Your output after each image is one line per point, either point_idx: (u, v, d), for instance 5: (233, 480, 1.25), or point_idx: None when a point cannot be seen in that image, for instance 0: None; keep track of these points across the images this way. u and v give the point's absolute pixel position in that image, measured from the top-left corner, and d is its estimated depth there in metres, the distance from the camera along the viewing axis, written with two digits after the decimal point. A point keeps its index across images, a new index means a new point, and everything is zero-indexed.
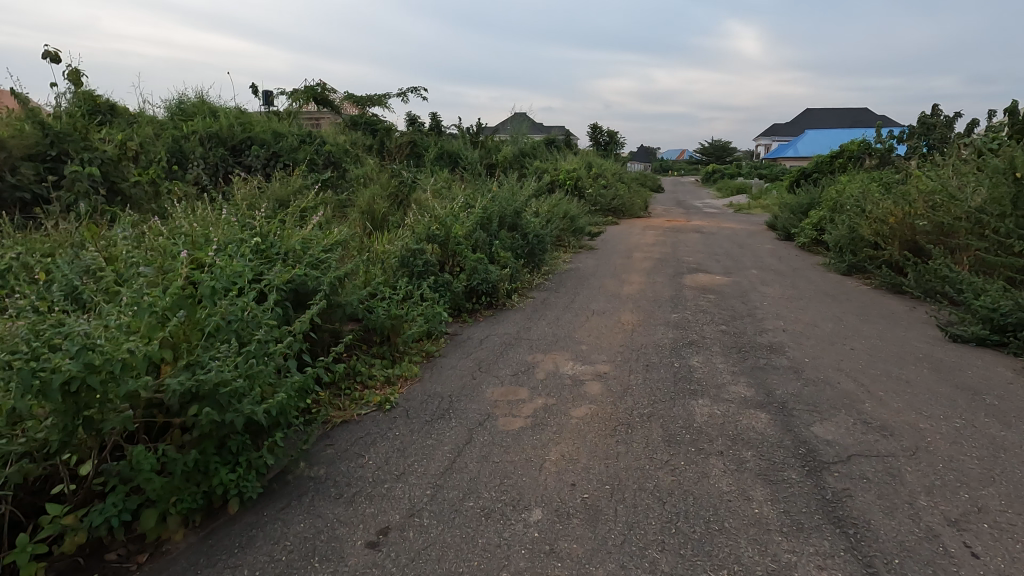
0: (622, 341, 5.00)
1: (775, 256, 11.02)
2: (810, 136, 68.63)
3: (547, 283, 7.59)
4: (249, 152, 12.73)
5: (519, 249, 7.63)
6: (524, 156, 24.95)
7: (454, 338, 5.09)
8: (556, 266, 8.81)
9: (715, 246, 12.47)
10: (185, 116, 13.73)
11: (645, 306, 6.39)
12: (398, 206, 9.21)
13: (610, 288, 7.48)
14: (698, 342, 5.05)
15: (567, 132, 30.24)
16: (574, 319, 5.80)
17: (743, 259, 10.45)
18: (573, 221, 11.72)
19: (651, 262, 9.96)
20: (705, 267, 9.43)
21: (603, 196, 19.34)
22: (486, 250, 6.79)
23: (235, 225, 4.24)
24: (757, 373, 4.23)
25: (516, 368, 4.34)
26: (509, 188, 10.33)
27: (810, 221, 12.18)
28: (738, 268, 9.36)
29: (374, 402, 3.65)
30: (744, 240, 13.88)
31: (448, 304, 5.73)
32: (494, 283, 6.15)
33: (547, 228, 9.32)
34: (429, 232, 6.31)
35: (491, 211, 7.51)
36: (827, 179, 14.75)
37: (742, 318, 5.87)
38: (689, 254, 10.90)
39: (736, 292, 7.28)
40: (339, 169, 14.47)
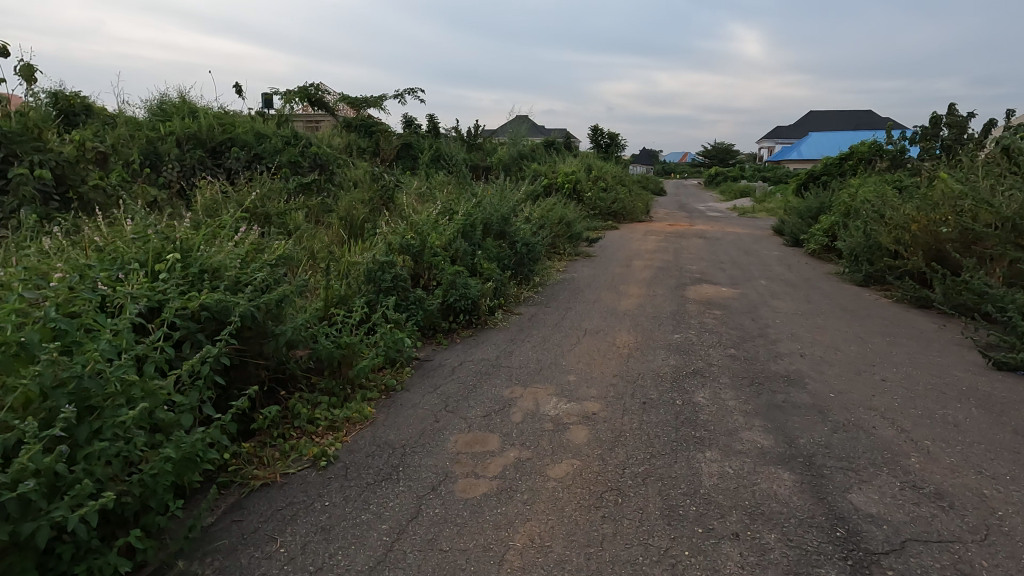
0: (615, 370, 4.33)
1: (784, 264, 10.33)
2: (813, 139, 67.89)
3: (537, 297, 6.92)
4: (228, 154, 12.09)
5: (506, 258, 6.97)
6: (522, 158, 24.32)
7: (423, 366, 4.43)
8: (548, 276, 8.14)
9: (719, 253, 11.79)
10: (164, 116, 13.09)
11: (644, 325, 5.72)
12: (379, 209, 8.55)
13: (606, 302, 6.81)
14: (704, 370, 4.38)
15: (567, 134, 29.59)
16: (563, 341, 5.13)
17: (750, 268, 9.76)
18: (569, 227, 11.07)
19: (651, 271, 9.28)
20: (710, 276, 8.75)
21: (603, 200, 18.68)
22: (468, 262, 6.13)
23: (158, 237, 3.61)
24: (775, 415, 3.56)
25: (488, 407, 3.68)
26: (500, 192, 9.66)
27: (820, 226, 11.49)
28: (745, 278, 8.68)
29: (308, 457, 3.00)
30: (750, 246, 13.19)
31: (420, 323, 5.08)
32: (473, 299, 5.51)
33: (539, 235, 8.66)
34: (403, 242, 5.67)
35: (475, 217, 6.85)
36: (837, 182, 14.06)
37: (753, 339, 5.19)
38: (692, 262, 10.22)
39: (744, 307, 6.60)
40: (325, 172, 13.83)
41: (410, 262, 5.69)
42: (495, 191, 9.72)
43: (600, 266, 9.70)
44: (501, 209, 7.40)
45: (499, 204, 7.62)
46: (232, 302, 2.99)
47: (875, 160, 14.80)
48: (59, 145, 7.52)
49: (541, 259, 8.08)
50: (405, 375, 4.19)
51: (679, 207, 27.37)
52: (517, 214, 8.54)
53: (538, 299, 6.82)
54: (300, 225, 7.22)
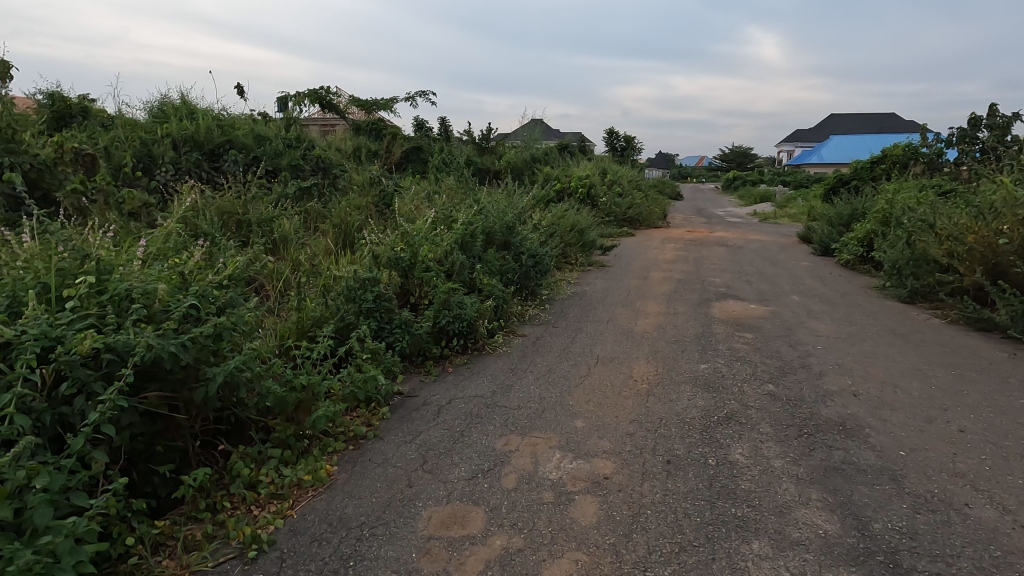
0: (632, 413, 3.62)
1: (815, 276, 9.53)
2: (835, 143, 66.35)
3: (544, 316, 6.23)
4: (226, 156, 11.59)
5: (510, 272, 6.29)
6: (534, 162, 23.67)
7: (405, 405, 3.77)
8: (557, 291, 7.44)
9: (743, 263, 10.97)
10: (163, 118, 12.68)
11: (664, 351, 5.01)
12: (375, 215, 7.92)
13: (621, 321, 6.10)
14: (740, 414, 3.65)
15: (581, 137, 28.86)
16: (571, 373, 4.42)
17: (778, 281, 8.96)
18: (582, 235, 10.36)
19: (671, 284, 8.53)
20: (735, 291, 7.98)
21: (617, 205, 17.97)
22: (464, 277, 5.46)
23: (82, 253, 3.02)
24: (835, 482, 2.84)
25: (476, 464, 3.00)
26: (506, 198, 9.00)
27: (854, 235, 10.65)
28: (775, 294, 7.89)
29: (236, 542, 2.35)
30: (775, 256, 12.36)
31: (406, 351, 4.43)
32: (469, 321, 4.85)
33: (548, 245, 7.97)
34: (391, 256, 5.04)
35: (476, 226, 6.20)
36: (869, 187, 13.20)
37: (794, 372, 4.45)
38: (715, 274, 9.45)
39: (778, 329, 5.83)
40: (328, 176, 13.31)
41: (399, 278, 5.05)
42: (500, 197, 9.07)
43: (614, 278, 8.97)
44: (505, 215, 6.74)
45: (504, 211, 6.96)
46: (143, 341, 2.36)
47: (910, 164, 13.90)
48: (36, 146, 6.94)
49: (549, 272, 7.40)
50: (380, 418, 3.52)
51: (697, 213, 26.46)
52: (523, 222, 7.88)
53: (546, 319, 6.12)
54: (287, 233, 6.62)
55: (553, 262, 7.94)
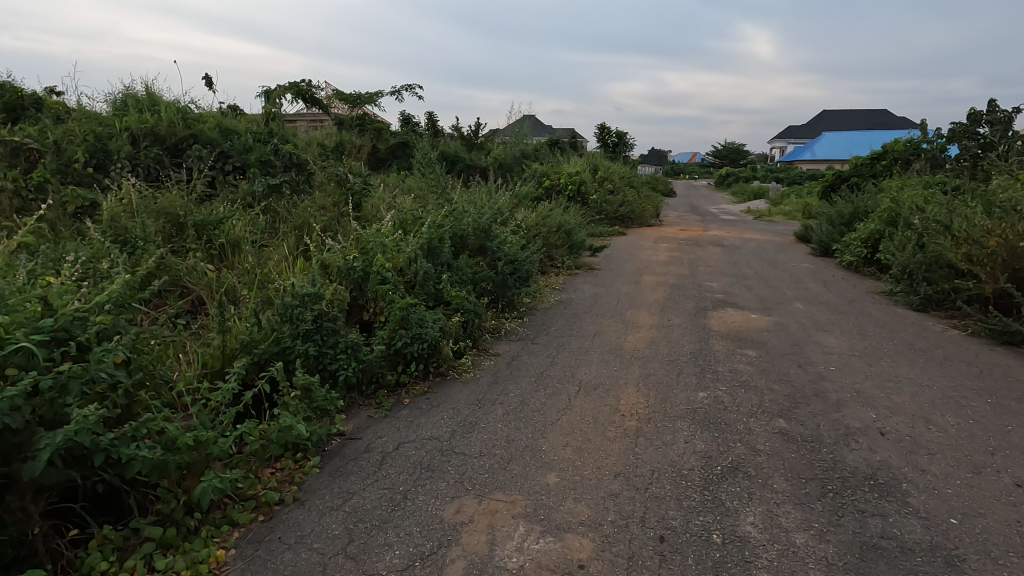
0: (616, 463, 2.98)
1: (817, 280, 8.94)
2: (828, 139, 66.06)
3: (522, 331, 5.56)
4: (190, 150, 10.77)
5: (484, 281, 5.62)
6: (524, 158, 22.97)
7: (341, 454, 3.11)
8: (539, 301, 6.78)
9: (740, 265, 10.36)
10: (124, 110, 11.87)
11: (656, 374, 4.37)
12: (342, 214, 7.21)
13: (608, 336, 5.45)
14: (747, 462, 3.02)
15: (572, 132, 28.15)
16: (547, 405, 3.76)
17: (779, 285, 8.35)
18: (569, 236, 9.70)
19: (664, 289, 7.91)
20: (734, 298, 7.36)
21: (609, 203, 17.33)
22: (428, 288, 4.79)
23: None
24: (875, 570, 2.20)
25: (415, 546, 2.34)
26: (487, 199, 8.32)
27: (857, 235, 10.06)
28: (776, 300, 7.27)
29: None
30: (773, 257, 11.76)
31: (353, 380, 3.76)
32: (431, 342, 4.18)
33: (530, 249, 7.32)
34: (342, 267, 4.36)
35: (446, 230, 5.52)
36: (870, 185, 12.63)
37: (807, 403, 3.82)
38: (711, 277, 8.83)
39: (784, 344, 5.20)
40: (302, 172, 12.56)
41: (352, 292, 4.38)
42: (479, 197, 8.41)
43: (603, 284, 8.31)
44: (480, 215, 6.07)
45: (480, 212, 6.30)
46: None
47: (912, 160, 13.34)
48: None
49: (530, 278, 6.75)
50: (306, 475, 2.86)
51: (691, 210, 25.87)
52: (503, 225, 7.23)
53: (524, 335, 5.45)
54: (238, 235, 5.93)
55: (535, 268, 7.28)
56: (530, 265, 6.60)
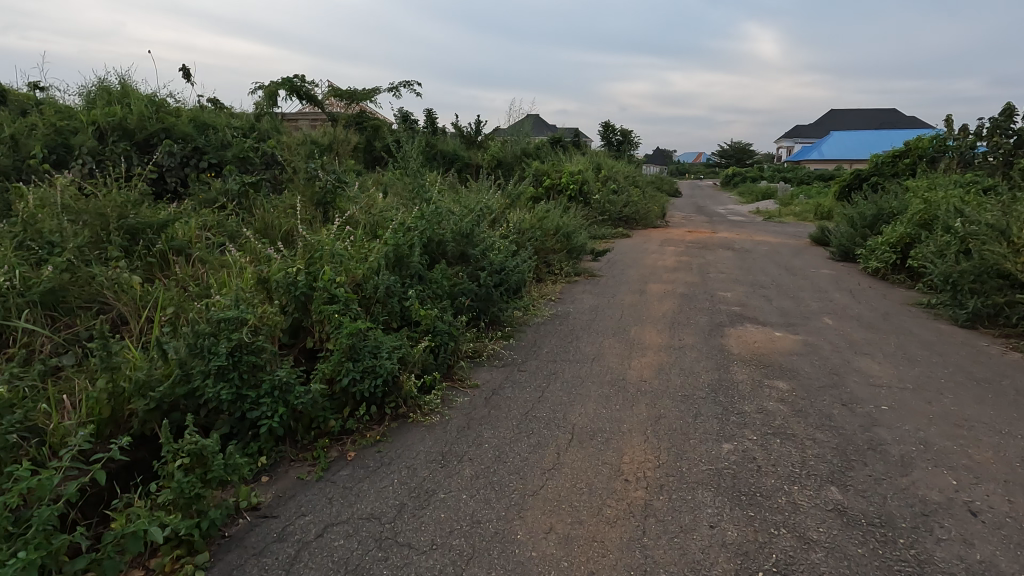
0: (617, 568, 2.16)
1: (842, 289, 8.10)
2: (836, 139, 65.04)
3: (509, 353, 4.72)
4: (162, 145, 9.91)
5: (464, 296, 4.80)
6: (524, 157, 22.17)
7: (245, 546, 2.30)
8: (532, 316, 5.95)
9: (755, 271, 9.50)
10: (92, 104, 11.06)
11: (669, 416, 3.53)
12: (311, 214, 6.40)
13: (609, 360, 4.62)
14: (799, 564, 2.20)
15: (575, 130, 27.30)
16: (529, 464, 2.94)
17: (802, 296, 7.50)
18: (568, 239, 8.86)
19: (674, 300, 7.07)
20: (753, 311, 6.52)
21: (612, 203, 16.50)
22: (391, 307, 3.98)
23: None
24: None
25: None
26: (475, 201, 7.53)
27: (885, 239, 9.21)
28: (802, 314, 6.45)
29: None
30: (790, 262, 10.91)
31: (281, 431, 2.95)
32: (387, 377, 3.37)
33: (522, 258, 6.50)
34: (281, 282, 3.56)
35: (419, 235, 4.71)
36: (894, 185, 11.78)
37: (864, 462, 2.99)
38: (725, 286, 8.00)
39: (820, 374, 4.36)
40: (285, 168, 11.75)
41: (292, 314, 3.56)
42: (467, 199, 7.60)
43: (606, 293, 7.47)
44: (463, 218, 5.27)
45: (464, 215, 5.50)
46: None
47: (938, 158, 12.49)
48: None
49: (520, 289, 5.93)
50: None
51: (698, 211, 25.01)
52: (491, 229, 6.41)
53: (512, 359, 4.61)
54: (183, 241, 5.11)
55: (527, 277, 6.47)
56: (521, 273, 5.77)
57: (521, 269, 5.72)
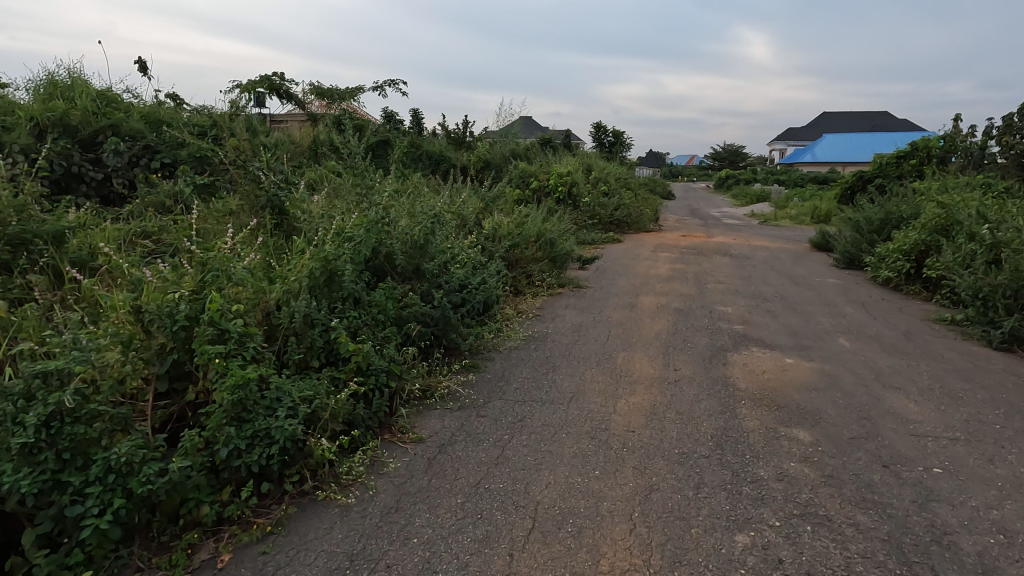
0: None
1: (854, 302, 7.35)
2: (829, 141, 64.79)
3: (468, 391, 3.89)
4: (108, 141, 8.62)
5: (414, 321, 3.97)
6: (513, 158, 21.35)
7: None
8: (504, 340, 5.13)
9: (755, 280, 8.73)
10: (34, 95, 10.06)
11: (662, 488, 2.71)
12: (251, 220, 5.55)
13: (589, 398, 3.81)
14: None
15: (566, 132, 26.56)
16: (468, 574, 2.13)
17: (810, 310, 6.72)
18: (552, 246, 8.06)
19: (669, 316, 6.28)
20: (757, 330, 5.73)
21: (603, 207, 15.69)
22: (310, 341, 3.15)
23: None
24: None
25: None
26: (444, 207, 6.72)
27: (897, 246, 8.48)
28: (813, 333, 5.66)
29: None
30: (792, 269, 10.15)
31: (118, 532, 2.09)
32: (287, 442, 2.53)
33: (493, 272, 5.68)
34: (157, 314, 2.73)
35: (359, 248, 3.89)
36: (901, 188, 11.09)
37: (930, 568, 2.18)
38: (724, 298, 7.21)
39: (847, 418, 3.56)
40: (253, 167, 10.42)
41: (171, 356, 2.73)
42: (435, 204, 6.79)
43: (591, 308, 6.66)
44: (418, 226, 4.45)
45: (420, 223, 4.68)
46: None
47: (948, 159, 11.84)
48: None
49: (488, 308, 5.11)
50: None
51: (691, 214, 24.28)
52: (457, 240, 5.61)
53: (470, 398, 3.79)
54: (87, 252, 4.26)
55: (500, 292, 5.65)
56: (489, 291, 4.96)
57: (489, 286, 4.90)
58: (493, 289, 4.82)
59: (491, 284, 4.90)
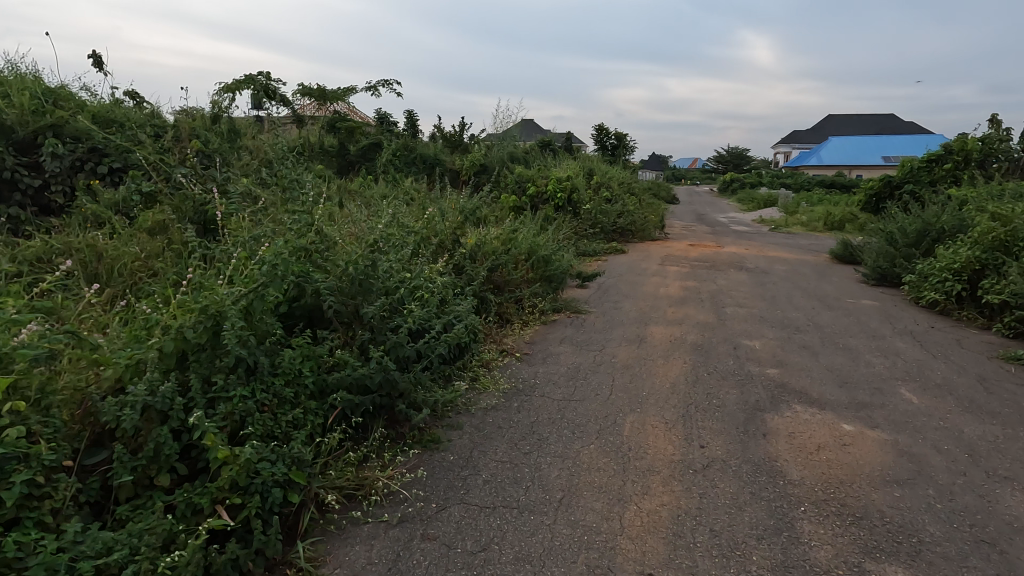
0: None
1: (899, 332, 6.27)
2: (835, 144, 63.71)
3: (418, 487, 2.80)
4: (43, 142, 6.30)
5: (343, 388, 2.89)
6: (511, 161, 20.25)
7: None
8: (479, 396, 4.05)
9: (779, 303, 7.65)
10: None
11: None
12: (167, 240, 4.47)
13: (585, 502, 2.73)
14: None
15: (567, 135, 25.57)
16: None
17: (853, 344, 5.63)
18: (546, 264, 6.96)
19: (684, 355, 5.19)
20: (795, 375, 4.64)
21: (606, 214, 14.57)
22: (156, 446, 2.07)
23: None
24: None
25: None
26: (413, 224, 5.65)
27: (944, 263, 7.41)
28: (867, 380, 4.57)
29: None
30: (816, 286, 9.07)
31: None
32: None
33: (467, 305, 4.60)
34: None
35: (268, 286, 2.74)
36: (936, 195, 10.08)
37: None
38: (747, 328, 6.13)
39: (960, 544, 2.47)
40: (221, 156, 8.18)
41: None
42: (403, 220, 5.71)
43: (592, 342, 5.57)
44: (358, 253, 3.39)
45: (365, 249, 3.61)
46: None
47: (990, 163, 10.95)
48: None
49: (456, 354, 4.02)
50: None
51: (698, 220, 23.23)
52: (421, 267, 4.55)
53: (418, 501, 2.69)
54: None
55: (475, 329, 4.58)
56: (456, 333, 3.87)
57: (457, 327, 3.81)
58: (460, 332, 3.74)
59: (460, 324, 3.82)
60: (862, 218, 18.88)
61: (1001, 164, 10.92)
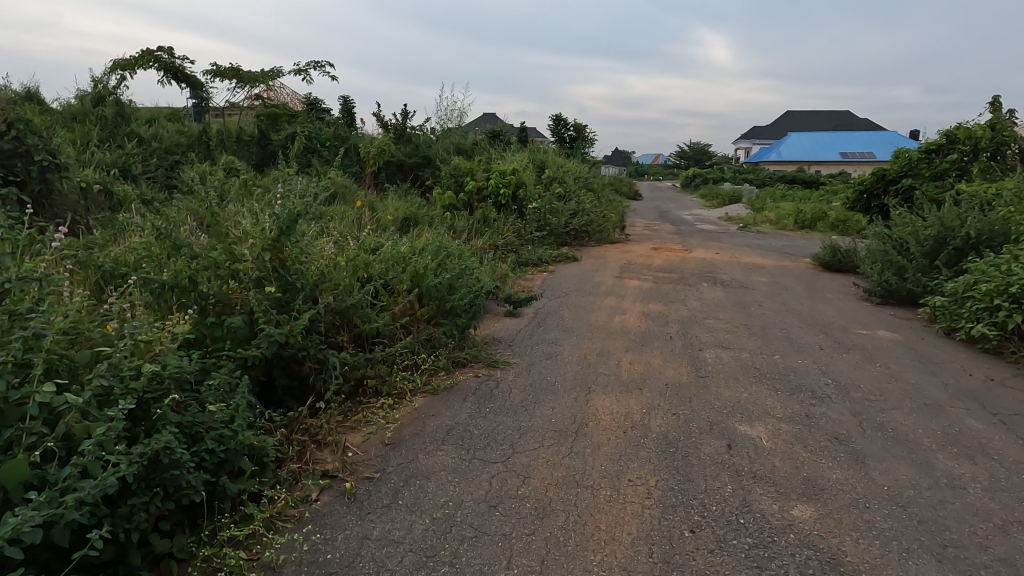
0: None
1: (953, 391, 4.32)
2: (795, 140, 63.70)
3: None
4: None
5: None
6: (456, 153, 17.95)
7: None
8: None
9: (772, 338, 5.65)
10: None
11: None
12: None
13: None
14: None
15: (521, 127, 23.40)
16: None
17: (904, 427, 3.62)
18: (448, 294, 4.73)
19: (642, 466, 3.02)
20: (847, 528, 2.53)
21: (559, 214, 12.47)
22: None
23: None
24: None
25: None
26: (177, 242, 3.31)
27: (991, 282, 5.52)
28: (974, 533, 2.52)
29: None
30: (811, 308, 7.17)
31: None
32: None
33: (207, 409, 2.33)
34: None
35: None
36: (946, 192, 8.34)
37: None
38: (739, 396, 4.06)
39: None
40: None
41: None
42: (164, 234, 3.35)
43: (495, 439, 3.35)
44: None
45: None
46: None
47: (1001, 154, 9.33)
48: None
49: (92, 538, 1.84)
50: None
51: (662, 219, 21.45)
52: (100, 345, 2.26)
53: None
54: None
55: (216, 449, 2.31)
56: (80, 518, 1.70)
57: (61, 503, 1.65)
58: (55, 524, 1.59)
59: (71, 502, 1.64)
60: (836, 216, 17.44)
61: (1015, 154, 9.29)
